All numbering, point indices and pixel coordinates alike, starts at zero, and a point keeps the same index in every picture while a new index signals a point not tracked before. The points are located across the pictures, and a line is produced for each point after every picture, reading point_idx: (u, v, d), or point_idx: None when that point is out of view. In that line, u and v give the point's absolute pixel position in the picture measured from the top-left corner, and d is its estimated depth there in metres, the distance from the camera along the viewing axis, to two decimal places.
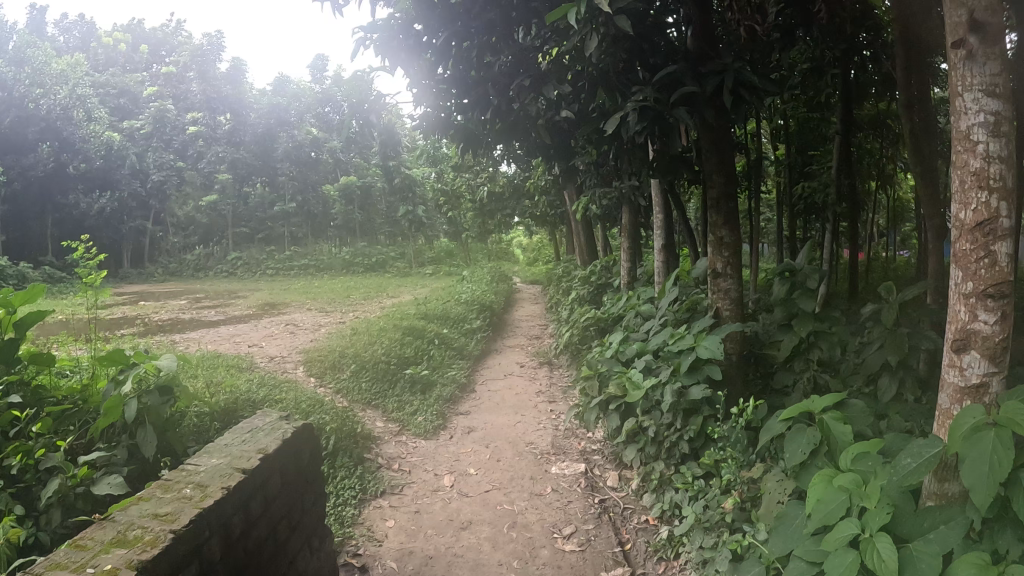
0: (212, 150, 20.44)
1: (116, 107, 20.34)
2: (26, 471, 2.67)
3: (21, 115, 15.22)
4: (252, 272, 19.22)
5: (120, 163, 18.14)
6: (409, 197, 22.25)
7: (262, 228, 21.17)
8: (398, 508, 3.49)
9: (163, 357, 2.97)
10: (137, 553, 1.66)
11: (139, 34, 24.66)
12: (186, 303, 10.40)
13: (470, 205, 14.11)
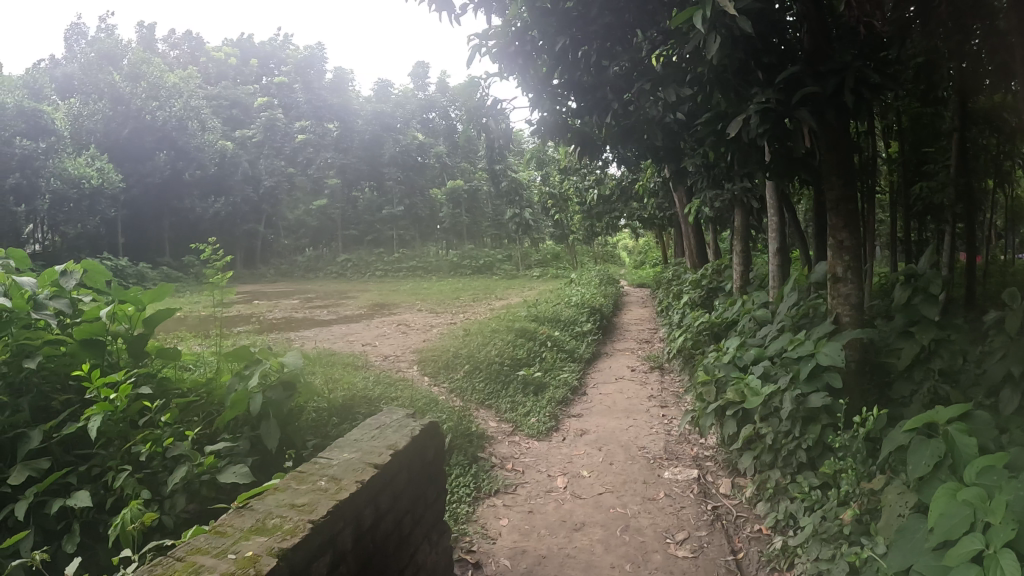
0: (320, 157, 21.56)
1: (228, 117, 20.97)
2: (153, 458, 2.79)
3: (138, 126, 16.86)
4: (361, 273, 19.75)
5: (233, 170, 18.98)
6: (517, 198, 22.33)
7: (371, 230, 22.61)
8: (511, 508, 3.54)
9: (286, 355, 3.09)
10: (278, 541, 1.75)
11: (246, 46, 25.62)
12: (298, 303, 10.81)
13: (578, 207, 14.11)
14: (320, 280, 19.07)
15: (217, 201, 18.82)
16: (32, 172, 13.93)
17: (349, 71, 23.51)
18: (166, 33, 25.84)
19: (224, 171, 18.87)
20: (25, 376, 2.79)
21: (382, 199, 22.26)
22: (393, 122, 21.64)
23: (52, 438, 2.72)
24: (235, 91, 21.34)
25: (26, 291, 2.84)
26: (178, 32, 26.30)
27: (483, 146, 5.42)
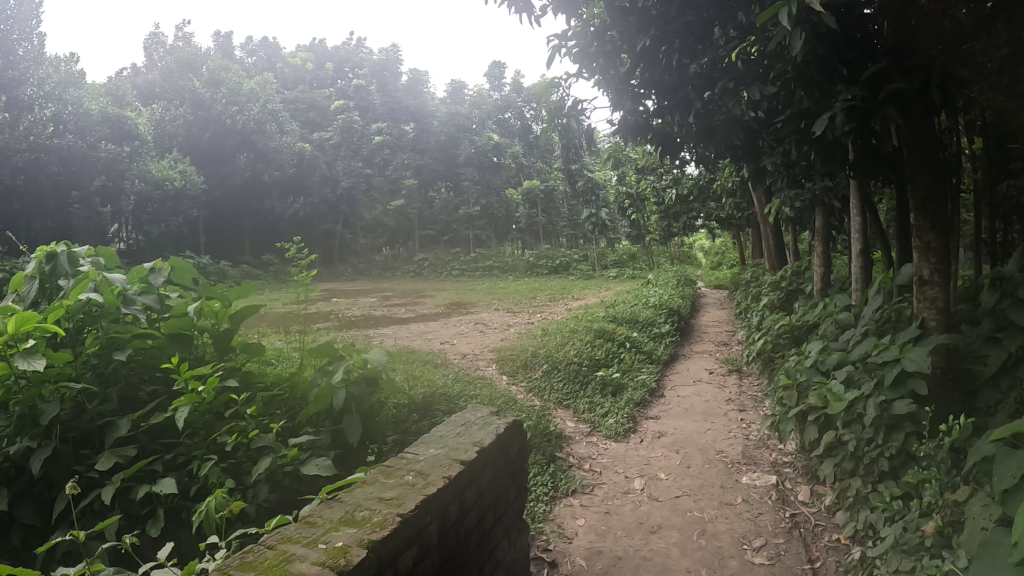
0: (398, 158, 21.93)
1: (306, 120, 21.91)
2: (238, 449, 2.84)
3: (219, 129, 17.72)
4: (438, 272, 19.79)
5: (312, 171, 19.75)
6: (593, 199, 21.37)
7: (447, 230, 23.23)
8: (588, 508, 3.61)
9: (371, 352, 3.13)
10: (368, 533, 1.81)
11: (321, 51, 26.25)
12: (376, 301, 11.08)
13: (654, 206, 13.96)
14: (397, 278, 19.26)
15: (296, 201, 19.56)
16: (117, 174, 15.08)
17: (422, 73, 23.80)
18: (243, 40, 26.68)
19: (302, 172, 19.44)
20: (114, 367, 2.91)
21: (459, 199, 23.12)
22: (467, 123, 22.10)
23: (140, 427, 2.82)
24: (311, 95, 22.15)
25: (117, 287, 2.96)
26: (256, 39, 27.11)
27: (560, 145, 5.45)
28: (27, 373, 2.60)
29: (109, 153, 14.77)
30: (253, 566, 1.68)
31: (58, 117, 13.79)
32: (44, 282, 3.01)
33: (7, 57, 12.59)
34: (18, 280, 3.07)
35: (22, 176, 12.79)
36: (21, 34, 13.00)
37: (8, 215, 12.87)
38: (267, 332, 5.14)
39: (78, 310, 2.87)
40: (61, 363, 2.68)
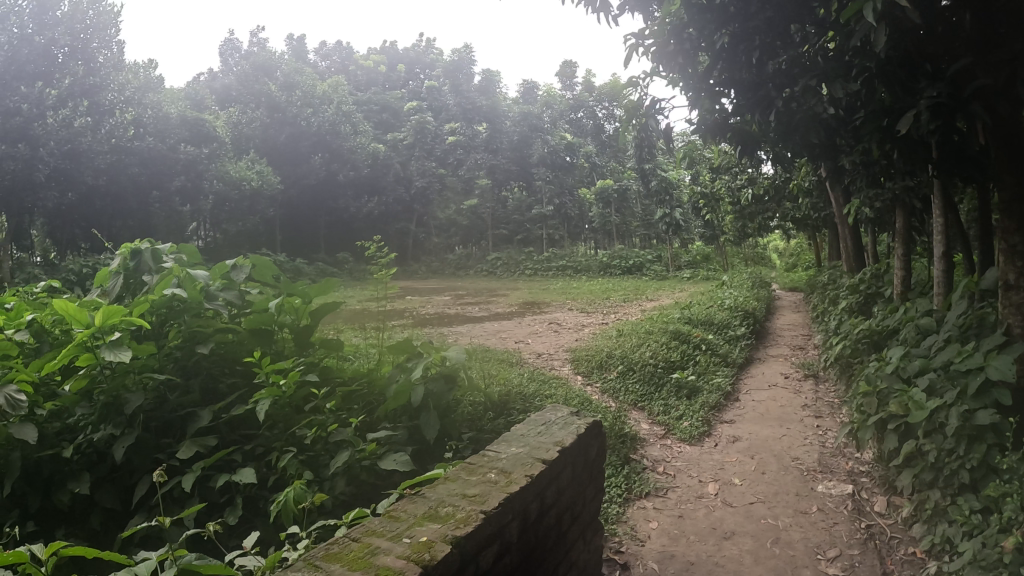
0: (471, 158, 22.36)
1: (379, 121, 22.31)
2: (317, 441, 2.85)
3: (293, 131, 18.21)
4: (511, 272, 19.84)
5: (386, 171, 20.24)
6: (667, 198, 20.48)
7: (521, 231, 23.24)
8: (661, 511, 3.59)
9: (450, 350, 3.12)
10: (452, 529, 1.86)
11: (392, 53, 26.77)
12: (450, 299, 11.26)
13: (728, 206, 13.75)
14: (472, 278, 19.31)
15: (372, 200, 20.41)
16: (196, 175, 15.75)
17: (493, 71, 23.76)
18: (316, 44, 27.25)
19: (376, 172, 20.11)
20: (196, 359, 2.96)
21: (531, 199, 23.33)
22: (541, 123, 22.89)
23: (221, 418, 2.87)
24: (384, 96, 22.64)
25: (199, 283, 3.00)
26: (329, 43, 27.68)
27: (635, 142, 5.42)
28: (110, 364, 2.75)
29: (188, 154, 15.42)
30: (339, 557, 1.73)
31: (137, 121, 14.36)
32: (128, 278, 3.08)
33: (89, 65, 13.17)
34: (104, 274, 3.16)
35: (105, 176, 13.51)
36: (101, 43, 13.46)
37: (92, 212, 13.80)
38: (347, 328, 5.29)
39: (162, 305, 2.94)
40: (143, 355, 2.79)
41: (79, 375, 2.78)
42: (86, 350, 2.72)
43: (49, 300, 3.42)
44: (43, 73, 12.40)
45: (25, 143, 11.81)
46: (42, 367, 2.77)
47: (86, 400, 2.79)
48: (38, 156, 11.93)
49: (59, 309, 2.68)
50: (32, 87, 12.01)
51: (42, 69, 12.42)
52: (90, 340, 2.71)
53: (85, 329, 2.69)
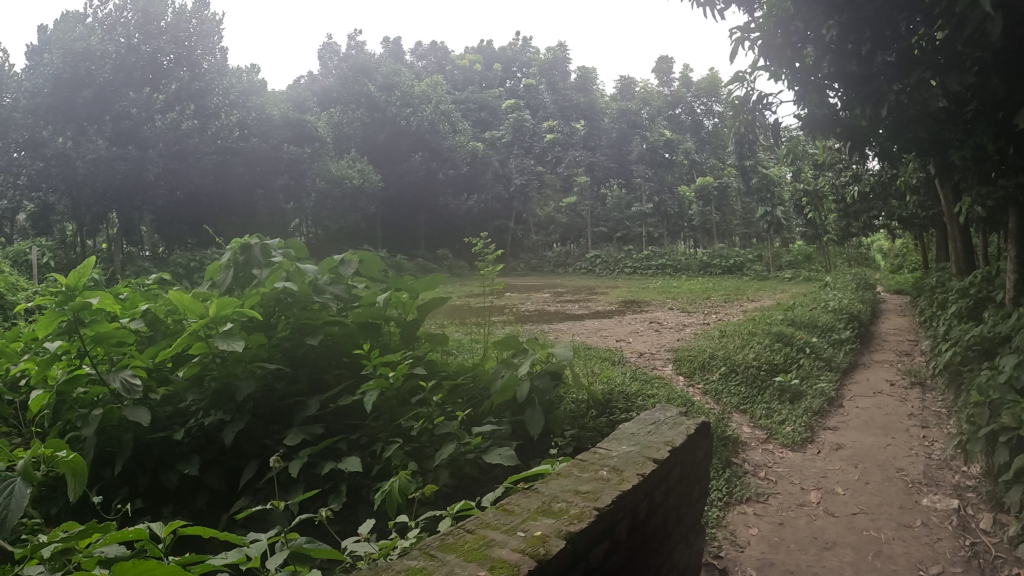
0: (570, 155, 23.43)
1: (478, 120, 23.74)
2: (423, 433, 2.81)
3: (394, 131, 18.68)
4: (611, 270, 19.67)
5: (485, 169, 21.15)
6: (768, 196, 19.67)
7: (621, 228, 22.80)
8: (762, 517, 3.50)
9: (556, 346, 3.05)
10: (566, 524, 1.88)
11: (489, 52, 27.24)
12: (549, 296, 11.34)
13: (831, 205, 13.29)
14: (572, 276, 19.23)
15: (471, 197, 21.02)
16: (299, 174, 16.25)
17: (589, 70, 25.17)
18: (412, 46, 27.91)
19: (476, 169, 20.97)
20: (305, 349, 3.02)
21: (631, 197, 22.97)
22: (639, 120, 22.92)
23: (328, 408, 2.91)
24: (482, 95, 23.97)
25: (308, 277, 3.05)
26: (424, 46, 28.33)
27: (733, 139, 5.33)
28: (222, 353, 2.84)
29: (291, 153, 15.94)
30: (455, 547, 1.76)
31: (242, 123, 14.98)
32: (239, 272, 3.15)
33: (194, 71, 14.05)
34: (216, 267, 3.25)
35: (210, 175, 14.17)
36: (204, 49, 14.26)
37: (197, 209, 14.51)
38: (452, 324, 5.40)
39: (272, 297, 3.01)
40: (255, 345, 2.86)
41: (192, 362, 2.88)
42: (199, 339, 2.82)
43: (165, 288, 3.59)
44: (150, 79, 13.22)
45: (135, 145, 12.62)
46: (156, 354, 2.94)
47: (196, 386, 2.92)
48: (148, 157, 12.77)
49: (174, 300, 2.79)
50: (140, 93, 12.89)
51: (150, 75, 13.21)
52: (203, 330, 2.80)
53: (199, 320, 2.78)
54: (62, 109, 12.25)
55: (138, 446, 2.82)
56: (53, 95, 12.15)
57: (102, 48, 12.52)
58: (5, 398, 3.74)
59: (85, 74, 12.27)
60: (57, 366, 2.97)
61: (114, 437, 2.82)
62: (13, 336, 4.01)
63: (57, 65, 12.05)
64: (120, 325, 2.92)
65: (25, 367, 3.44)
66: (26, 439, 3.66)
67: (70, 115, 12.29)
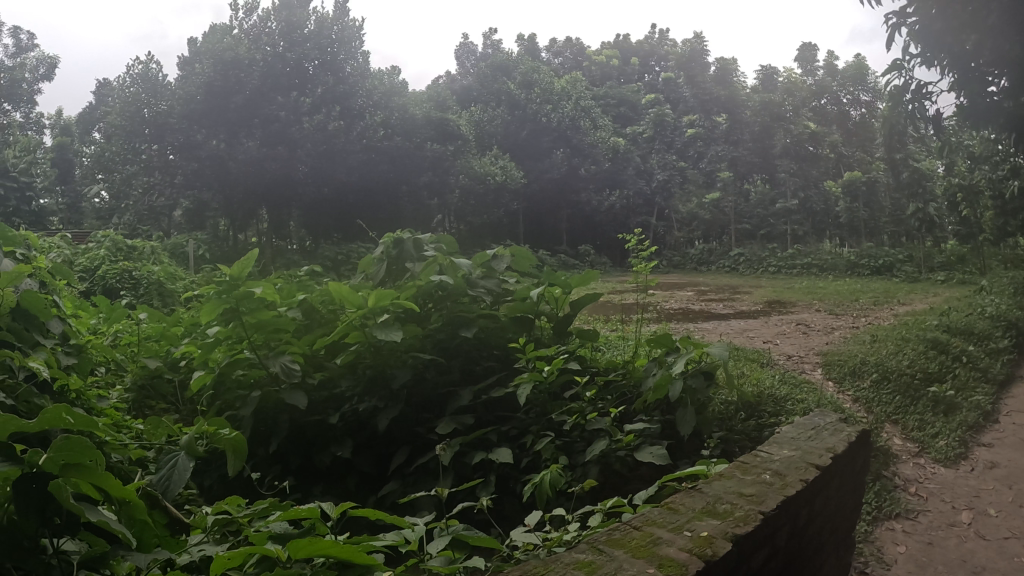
0: (711, 150, 23.12)
1: (618, 115, 23.85)
2: (575, 429, 2.80)
3: (535, 127, 19.58)
4: (755, 268, 18.62)
5: (626, 165, 21.11)
6: (920, 192, 17.34)
7: (763, 225, 21.04)
8: (911, 534, 3.31)
9: (711, 346, 2.95)
10: (732, 526, 1.83)
11: (626, 47, 27.50)
12: (692, 294, 11.13)
13: (988, 202, 12.33)
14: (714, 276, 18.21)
15: (614, 193, 21.10)
16: (442, 171, 16.48)
17: (730, 60, 24.65)
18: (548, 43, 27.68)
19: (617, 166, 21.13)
20: (458, 340, 3.08)
21: (775, 193, 21.23)
22: (783, 112, 21.37)
23: (480, 399, 2.95)
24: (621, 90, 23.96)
25: (462, 270, 3.13)
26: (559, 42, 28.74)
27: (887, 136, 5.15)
28: (378, 342, 2.94)
29: (434, 151, 16.16)
30: (621, 543, 1.74)
31: (387, 123, 15.58)
32: (392, 264, 3.25)
33: (338, 75, 15.25)
34: (370, 259, 3.38)
35: (356, 173, 15.02)
36: (347, 54, 15.46)
37: (344, 205, 15.30)
38: (596, 321, 5.43)
39: (427, 289, 3.08)
40: (410, 336, 2.95)
41: (349, 351, 3.00)
42: (357, 328, 2.93)
43: (316, 279, 3.73)
44: (297, 84, 14.73)
45: (285, 145, 14.14)
46: (314, 342, 3.07)
47: (351, 373, 3.03)
48: (297, 156, 14.27)
49: (335, 291, 2.91)
50: (288, 97, 14.39)
51: (297, 82, 14.75)
52: (361, 319, 2.91)
53: (357, 310, 2.90)
54: (216, 113, 14.07)
55: (293, 428, 2.97)
56: (205, 101, 13.96)
57: (250, 57, 14.24)
58: (167, 377, 3.99)
59: (235, 82, 14.04)
60: (220, 349, 3.14)
61: (270, 419, 2.97)
62: (175, 323, 4.28)
63: (208, 74, 13.90)
64: (279, 312, 3.07)
65: (187, 351, 3.66)
66: (184, 417, 3.89)
67: (224, 119, 14.07)
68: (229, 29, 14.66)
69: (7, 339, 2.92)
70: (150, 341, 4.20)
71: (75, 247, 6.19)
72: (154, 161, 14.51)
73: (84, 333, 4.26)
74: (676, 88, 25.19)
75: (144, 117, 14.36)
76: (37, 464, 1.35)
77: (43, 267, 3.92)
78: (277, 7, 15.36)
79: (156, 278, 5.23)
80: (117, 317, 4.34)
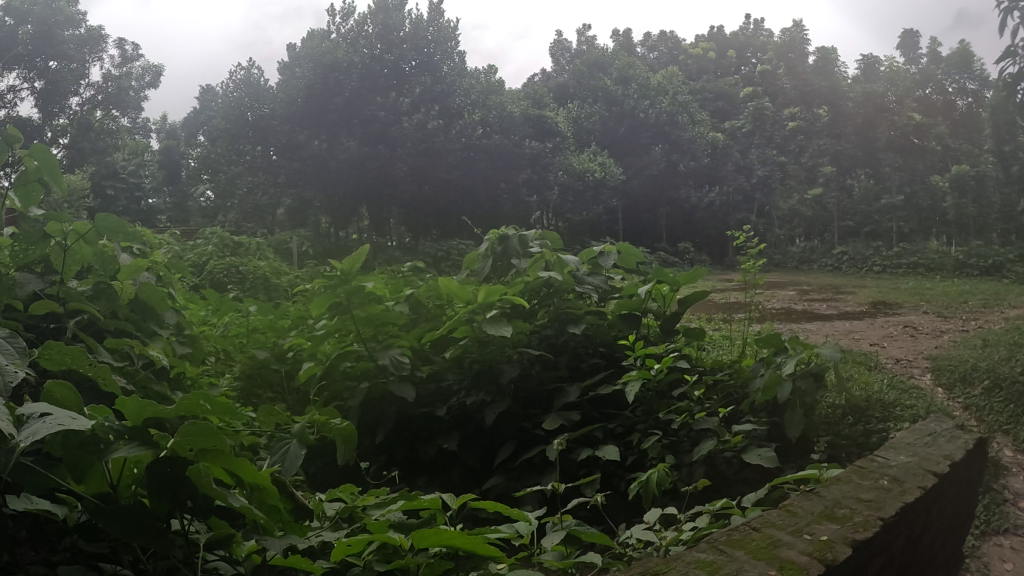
0: (814, 143, 22.22)
1: (715, 109, 24.51)
2: (683, 428, 2.81)
3: (633, 123, 20.02)
4: (859, 268, 17.83)
5: (726, 160, 21.53)
6: None
7: (868, 222, 20.01)
8: (1022, 551, 3.17)
9: (822, 347, 2.91)
10: (852, 531, 1.81)
11: (722, 40, 27.58)
12: (796, 294, 10.84)
13: None
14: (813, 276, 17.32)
15: (714, 189, 21.16)
16: (541, 168, 16.20)
17: (831, 49, 23.32)
18: (643, 37, 28.89)
19: (716, 162, 21.39)
20: (565, 337, 3.14)
21: (880, 187, 20.32)
22: (886, 104, 20.62)
23: (587, 396, 3.01)
24: (719, 84, 24.65)
25: (568, 267, 3.21)
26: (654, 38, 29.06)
27: None
28: (485, 337, 3.05)
29: (533, 148, 16.15)
30: (742, 544, 1.75)
31: (485, 121, 15.96)
32: (497, 260, 3.35)
33: (436, 74, 15.79)
34: (475, 256, 3.48)
35: (456, 171, 15.39)
36: (443, 55, 16.06)
37: (447, 204, 15.70)
38: (700, 320, 5.44)
39: (535, 285, 3.17)
40: (517, 331, 3.04)
41: (457, 344, 3.12)
42: (466, 324, 3.03)
43: (418, 275, 3.86)
44: (396, 84, 15.33)
45: (384, 144, 14.65)
46: (425, 336, 3.18)
47: (458, 367, 3.14)
48: (397, 154, 14.65)
49: (445, 287, 3.01)
50: (386, 97, 15.02)
51: (395, 82, 15.34)
52: (471, 314, 3.01)
53: (466, 305, 2.99)
54: (315, 114, 14.95)
55: (400, 420, 3.08)
56: (304, 103, 14.91)
57: (348, 60, 15.08)
58: (274, 368, 4.16)
59: (333, 84, 14.91)
60: (329, 342, 3.24)
61: (378, 408, 3.08)
62: (282, 316, 4.48)
63: (308, 78, 14.88)
64: (387, 307, 3.18)
65: (297, 343, 3.83)
66: (291, 407, 4.06)
67: (322, 120, 14.91)
68: (326, 35, 15.50)
69: (125, 329, 3.05)
70: (256, 333, 4.40)
71: (184, 243, 6.52)
72: (257, 161, 15.50)
73: (197, 325, 4.49)
74: (775, 81, 24.67)
75: (246, 120, 15.33)
76: (169, 449, 1.42)
77: (159, 261, 4.15)
78: (373, 11, 15.93)
79: (262, 274, 5.49)
80: (228, 310, 4.57)
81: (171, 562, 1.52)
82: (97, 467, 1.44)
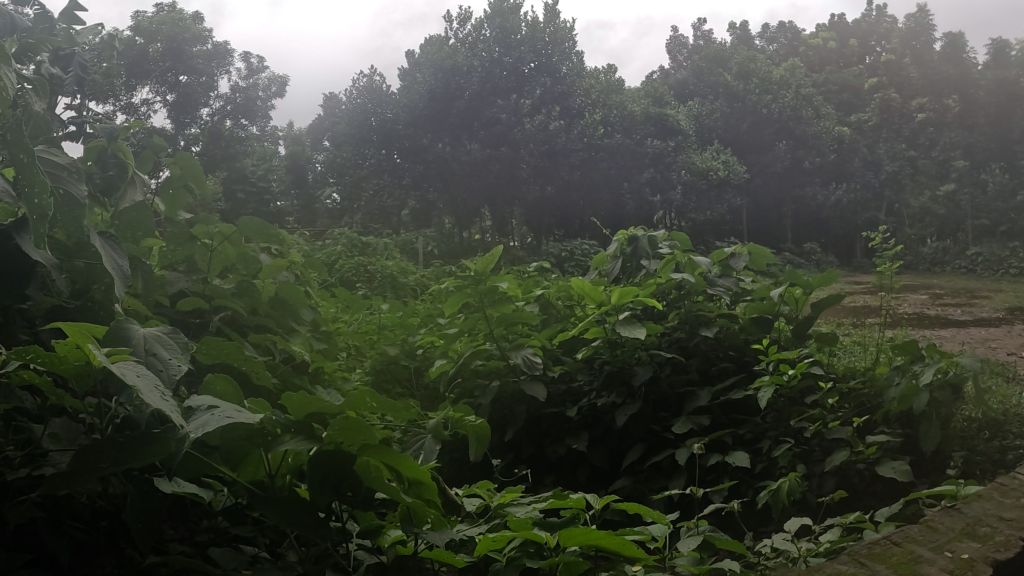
0: (944, 134, 19.22)
1: (842, 102, 23.66)
2: (815, 436, 2.81)
3: (757, 120, 20.87)
4: (994, 269, 16.30)
5: (852, 155, 20.56)
6: None
7: (1007, 221, 18.06)
8: None
9: (962, 357, 2.84)
10: (993, 550, 1.80)
11: (844, 29, 26.65)
12: (927, 299, 10.29)
13: None
14: (943, 275, 16.28)
15: (840, 188, 20.25)
16: (663, 167, 16.52)
17: (959, 33, 22.13)
18: (761, 28, 29.08)
19: (843, 157, 20.72)
20: (696, 341, 3.19)
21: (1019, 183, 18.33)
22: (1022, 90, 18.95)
23: (717, 400, 3.05)
24: (842, 76, 23.91)
25: (701, 268, 3.24)
26: (772, 30, 28.55)
27: None
28: (617, 339, 3.14)
29: (656, 146, 16.35)
30: (882, 558, 1.77)
31: (606, 122, 16.06)
32: (627, 261, 3.42)
33: (554, 75, 15.97)
34: (605, 257, 3.58)
35: (579, 170, 15.64)
36: (562, 56, 16.18)
37: (569, 203, 16.06)
38: (830, 325, 5.36)
39: (667, 287, 3.22)
40: (651, 334, 3.12)
41: (590, 346, 3.25)
42: (598, 325, 3.14)
43: (544, 275, 3.98)
44: (516, 87, 15.64)
45: (507, 146, 15.08)
46: (557, 337, 3.30)
47: (589, 368, 3.25)
48: (519, 156, 15.05)
49: (580, 289, 3.12)
50: (508, 100, 15.39)
51: (515, 84, 15.66)
52: (604, 317, 3.11)
53: (600, 306, 3.10)
54: (439, 116, 15.49)
55: (530, 419, 3.20)
56: (428, 107, 15.45)
57: (469, 63, 15.41)
58: (404, 364, 4.38)
59: (455, 87, 15.33)
60: (461, 342, 3.39)
61: (508, 407, 3.21)
62: (412, 316, 4.72)
63: (430, 82, 15.39)
64: (518, 308, 3.29)
65: (428, 341, 4.02)
66: (421, 402, 4.28)
67: (446, 123, 15.43)
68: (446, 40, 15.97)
69: (265, 324, 3.22)
70: (386, 331, 4.63)
71: (319, 243, 6.95)
72: (382, 163, 16.02)
73: (332, 321, 4.75)
74: (901, 70, 22.83)
75: (371, 125, 15.86)
76: (327, 443, 1.54)
77: (298, 261, 4.42)
78: (490, 15, 16.38)
79: (391, 273, 5.80)
80: (359, 309, 4.81)
81: (324, 549, 1.64)
82: (254, 457, 1.58)
